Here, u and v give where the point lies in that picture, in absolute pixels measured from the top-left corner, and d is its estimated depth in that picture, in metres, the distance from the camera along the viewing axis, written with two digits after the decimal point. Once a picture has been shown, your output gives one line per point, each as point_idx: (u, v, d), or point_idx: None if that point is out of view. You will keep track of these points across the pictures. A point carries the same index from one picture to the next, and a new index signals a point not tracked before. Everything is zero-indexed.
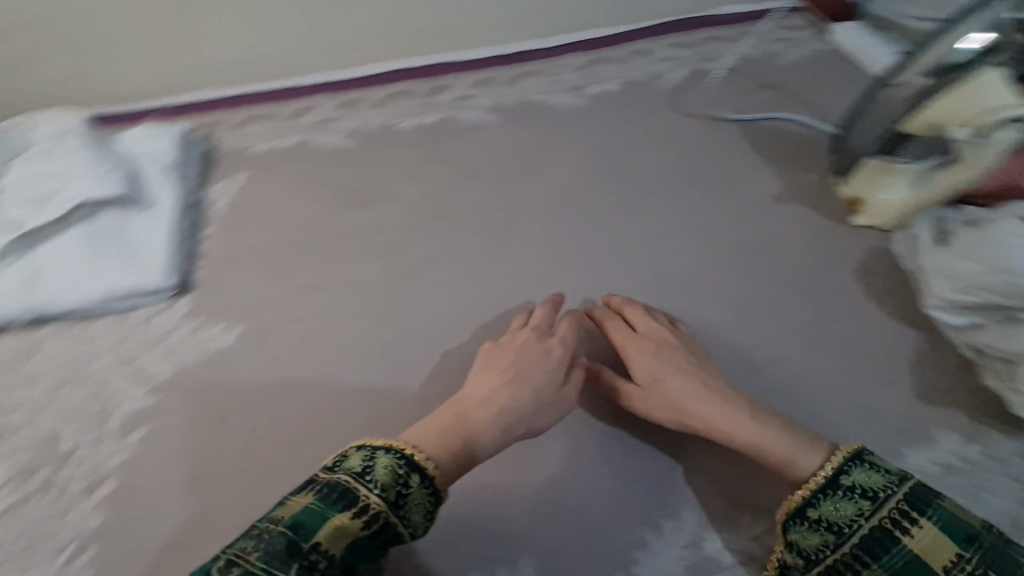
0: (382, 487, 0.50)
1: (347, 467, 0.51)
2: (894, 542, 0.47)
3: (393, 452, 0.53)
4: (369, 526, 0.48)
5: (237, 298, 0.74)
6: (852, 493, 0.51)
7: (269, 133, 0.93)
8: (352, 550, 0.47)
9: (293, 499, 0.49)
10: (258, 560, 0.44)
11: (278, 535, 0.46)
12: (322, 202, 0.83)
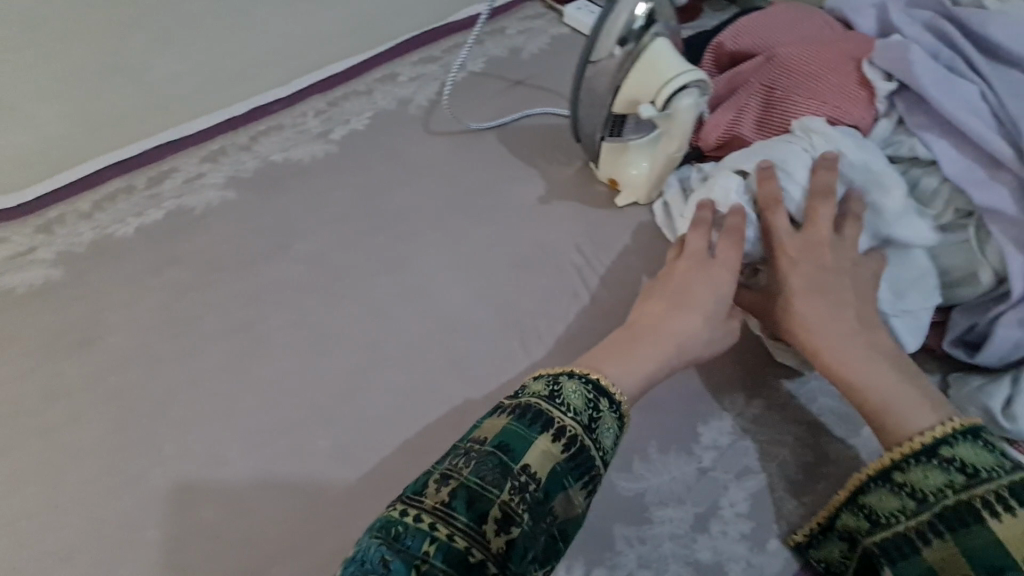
0: (574, 413, 0.51)
1: (532, 393, 0.52)
2: (970, 524, 0.46)
3: (574, 377, 0.54)
4: (563, 446, 0.49)
5: (140, 397, 0.68)
6: (950, 465, 0.48)
7: (132, 209, 0.86)
8: (555, 473, 0.48)
9: (489, 423, 0.50)
10: (470, 475, 0.46)
11: (488, 455, 0.47)
12: (210, 270, 0.79)
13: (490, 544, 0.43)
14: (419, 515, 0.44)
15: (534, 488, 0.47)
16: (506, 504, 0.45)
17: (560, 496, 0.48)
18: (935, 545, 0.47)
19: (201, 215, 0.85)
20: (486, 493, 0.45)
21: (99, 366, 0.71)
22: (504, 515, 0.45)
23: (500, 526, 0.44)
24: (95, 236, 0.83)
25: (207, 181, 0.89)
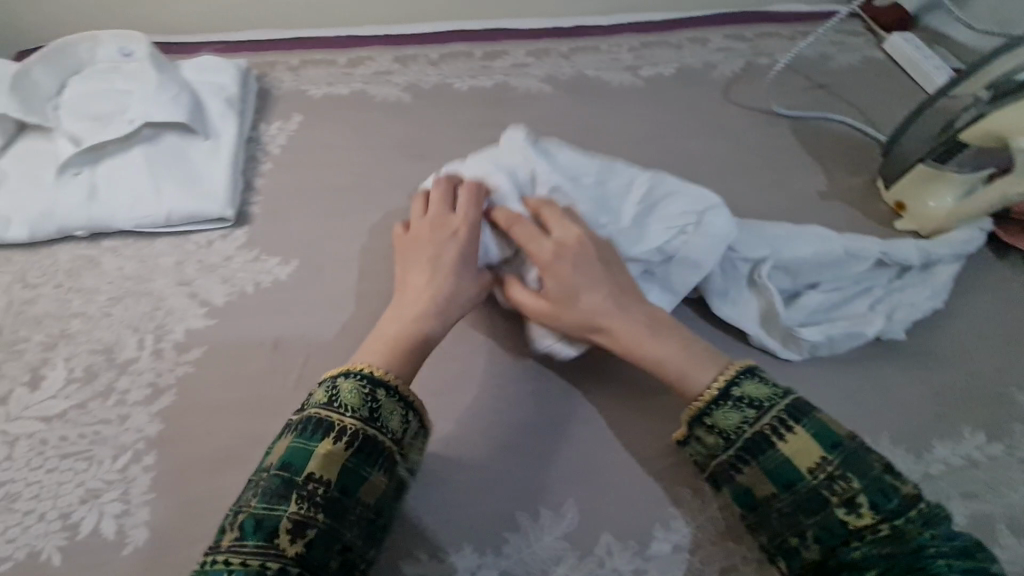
0: (353, 409, 0.49)
1: (313, 404, 0.50)
2: (804, 415, 0.48)
3: (351, 376, 0.51)
4: (346, 448, 0.47)
5: (289, 224, 0.77)
6: (740, 403, 0.50)
7: (327, 79, 0.96)
8: (348, 469, 0.47)
9: (276, 446, 0.48)
10: (258, 505, 0.45)
11: (272, 477, 0.46)
12: (377, 151, 0.87)
13: (286, 553, 0.42)
14: (244, 520, 0.44)
15: (323, 492, 0.45)
16: (297, 515, 0.44)
17: (361, 483, 0.47)
18: (746, 470, 0.49)
19: (381, 103, 0.93)
20: (273, 513, 0.44)
21: (272, 192, 0.80)
22: (297, 522, 0.44)
23: (296, 531, 0.44)
24: (292, 89, 0.93)
25: (394, 78, 0.97)
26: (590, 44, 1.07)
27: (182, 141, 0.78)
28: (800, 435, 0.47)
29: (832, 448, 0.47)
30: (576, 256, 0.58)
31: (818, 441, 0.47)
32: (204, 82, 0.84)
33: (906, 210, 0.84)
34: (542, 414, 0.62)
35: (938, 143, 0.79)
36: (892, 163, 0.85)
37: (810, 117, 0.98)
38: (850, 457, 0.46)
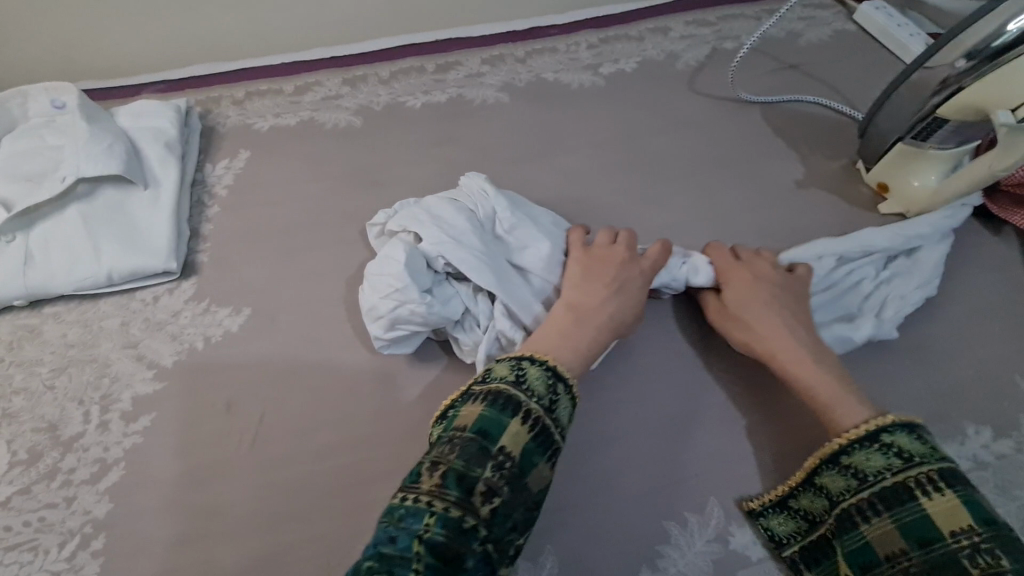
0: (539, 396, 0.51)
1: (500, 377, 0.51)
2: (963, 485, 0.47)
3: (536, 363, 0.53)
4: (531, 429, 0.49)
5: (239, 269, 0.73)
6: (888, 448, 0.48)
7: (273, 109, 0.92)
8: (528, 452, 0.48)
9: (464, 412, 0.50)
10: (457, 460, 0.45)
11: (467, 440, 0.47)
12: (328, 181, 0.83)
13: (480, 514, 0.43)
14: (445, 472, 0.45)
15: (511, 466, 0.46)
16: (490, 479, 0.45)
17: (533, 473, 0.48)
18: (875, 521, 0.46)
19: (331, 129, 0.90)
20: (473, 473, 0.45)
21: (221, 236, 0.76)
22: (489, 488, 0.45)
23: (486, 497, 0.44)
24: (238, 125, 0.90)
25: (344, 102, 0.93)
26: (547, 44, 1.03)
27: (119, 193, 0.74)
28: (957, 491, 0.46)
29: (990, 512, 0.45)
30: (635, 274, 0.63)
31: (971, 512, 0.43)
32: (140, 127, 0.80)
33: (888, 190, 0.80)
34: None
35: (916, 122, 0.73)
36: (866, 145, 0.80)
37: (782, 101, 0.93)
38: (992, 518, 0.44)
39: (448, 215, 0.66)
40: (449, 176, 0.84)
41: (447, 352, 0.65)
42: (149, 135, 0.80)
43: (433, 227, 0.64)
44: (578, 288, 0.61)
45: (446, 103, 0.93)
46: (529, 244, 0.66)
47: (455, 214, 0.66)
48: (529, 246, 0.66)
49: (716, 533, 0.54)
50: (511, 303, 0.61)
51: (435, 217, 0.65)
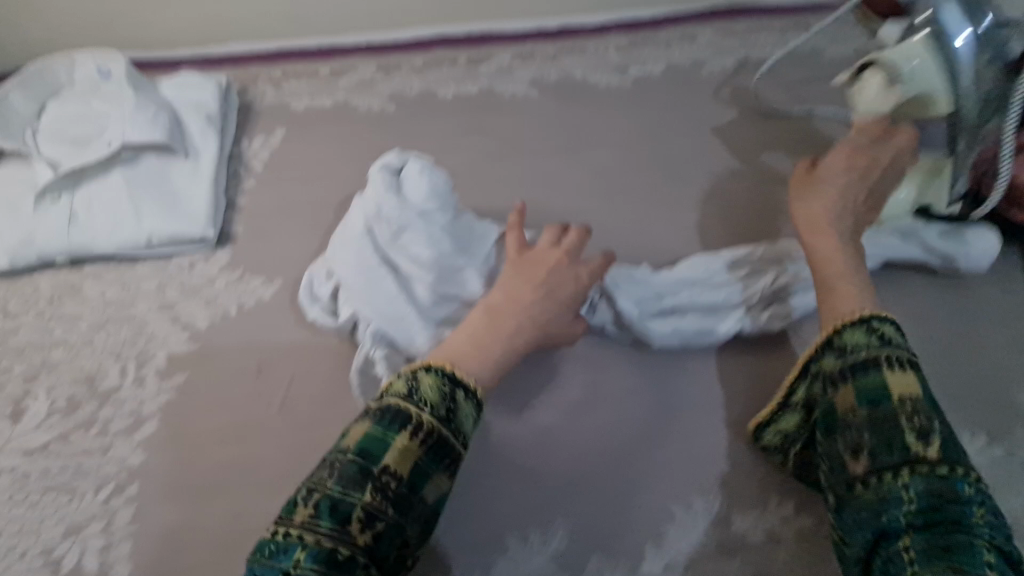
0: (432, 407, 0.50)
1: (393, 393, 0.51)
2: (869, 372, 0.49)
3: (432, 371, 0.52)
4: (422, 444, 0.48)
5: (272, 242, 0.76)
6: (853, 328, 0.52)
7: (310, 91, 0.95)
8: (419, 467, 0.48)
9: (354, 429, 0.49)
10: (334, 489, 0.46)
11: (349, 462, 0.47)
12: (359, 163, 0.85)
13: (356, 542, 0.44)
14: (320, 500, 0.46)
15: (396, 486, 0.47)
16: (368, 506, 0.46)
17: (426, 485, 0.49)
18: (830, 392, 0.51)
19: (365, 114, 0.92)
20: (348, 499, 0.46)
21: (255, 210, 0.79)
22: (365, 515, 0.45)
23: (366, 522, 0.45)
24: (275, 104, 0.92)
25: (378, 88, 0.96)
26: (577, 44, 1.05)
27: (161, 162, 0.76)
28: (849, 395, 0.49)
29: (920, 400, 0.48)
30: (561, 271, 0.60)
31: (861, 398, 0.49)
32: (184, 100, 0.83)
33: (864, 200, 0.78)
34: (528, 433, 0.61)
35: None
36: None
37: (794, 111, 0.96)
38: (888, 426, 0.47)
39: (351, 222, 0.66)
40: (477, 165, 0.86)
41: None
42: (191, 109, 0.82)
43: (337, 241, 0.66)
44: (506, 288, 0.58)
45: (477, 96, 0.96)
46: (420, 245, 0.62)
47: (353, 221, 0.65)
48: (418, 247, 0.62)
49: (719, 518, 0.56)
50: (394, 330, 0.60)
51: (342, 236, 0.66)
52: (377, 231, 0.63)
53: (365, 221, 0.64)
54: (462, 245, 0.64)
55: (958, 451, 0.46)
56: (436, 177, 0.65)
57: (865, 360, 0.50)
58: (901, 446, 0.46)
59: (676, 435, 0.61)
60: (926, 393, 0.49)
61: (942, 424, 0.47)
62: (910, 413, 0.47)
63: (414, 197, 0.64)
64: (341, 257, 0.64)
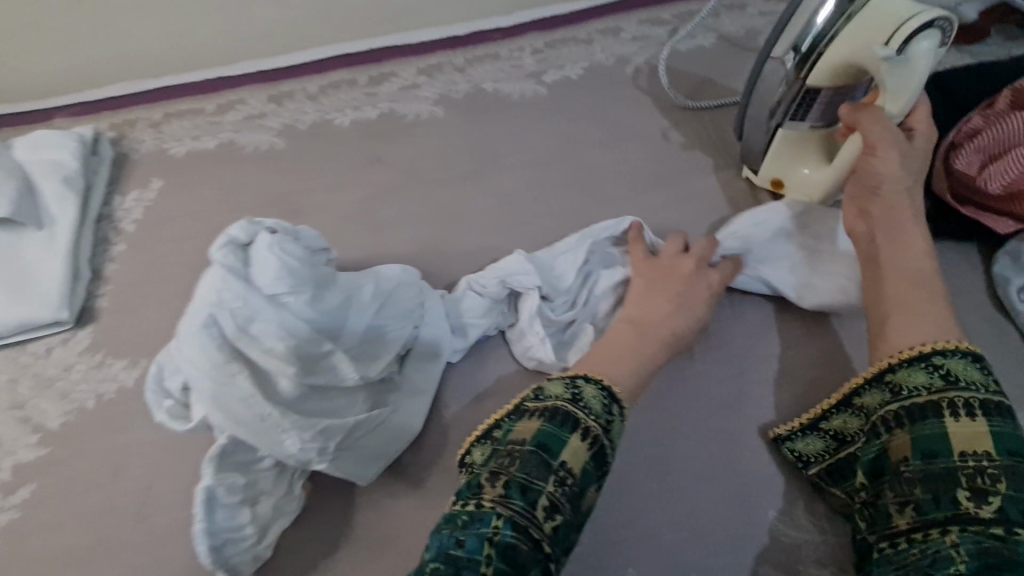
0: (597, 414, 0.46)
1: (554, 395, 0.47)
2: (928, 419, 0.44)
3: (591, 381, 0.49)
4: (591, 448, 0.45)
5: (142, 313, 0.68)
6: (934, 367, 0.46)
7: (192, 133, 0.86)
8: (588, 473, 0.44)
9: (522, 426, 0.46)
10: (520, 472, 0.42)
11: (530, 453, 0.43)
12: (243, 211, 0.77)
13: (542, 530, 0.41)
14: (506, 482, 0.42)
15: (573, 483, 0.43)
16: (552, 495, 0.42)
17: (591, 495, 0.45)
18: (896, 432, 0.46)
19: (252, 152, 0.84)
20: (536, 486, 0.42)
21: (125, 277, 0.71)
22: (551, 503, 0.42)
23: (548, 512, 0.41)
24: (153, 151, 0.84)
25: (268, 122, 0.87)
26: (488, 51, 0.96)
27: (9, 238, 0.69)
28: (907, 438, 0.45)
29: (992, 451, 0.42)
30: (682, 286, 0.59)
31: (941, 440, 0.43)
32: (37, 161, 0.74)
33: (784, 186, 0.74)
34: (417, 526, 0.53)
35: (792, 105, 0.66)
36: (748, 145, 0.73)
37: (711, 104, 0.87)
38: (943, 477, 0.42)
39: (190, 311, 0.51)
40: (374, 201, 0.78)
41: None
42: (45, 170, 0.74)
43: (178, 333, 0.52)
44: (646, 299, 0.58)
45: (377, 120, 0.87)
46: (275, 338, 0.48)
47: (191, 311, 0.51)
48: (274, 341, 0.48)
49: None
50: (254, 438, 0.48)
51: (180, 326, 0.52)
52: (216, 322, 0.49)
53: (202, 312, 0.49)
54: (332, 326, 0.53)
55: None
56: (288, 249, 0.51)
57: (921, 403, 0.46)
58: (953, 499, 0.41)
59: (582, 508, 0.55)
60: (1000, 440, 0.42)
61: (1019, 481, 0.40)
62: (972, 471, 0.41)
63: (263, 279, 0.50)
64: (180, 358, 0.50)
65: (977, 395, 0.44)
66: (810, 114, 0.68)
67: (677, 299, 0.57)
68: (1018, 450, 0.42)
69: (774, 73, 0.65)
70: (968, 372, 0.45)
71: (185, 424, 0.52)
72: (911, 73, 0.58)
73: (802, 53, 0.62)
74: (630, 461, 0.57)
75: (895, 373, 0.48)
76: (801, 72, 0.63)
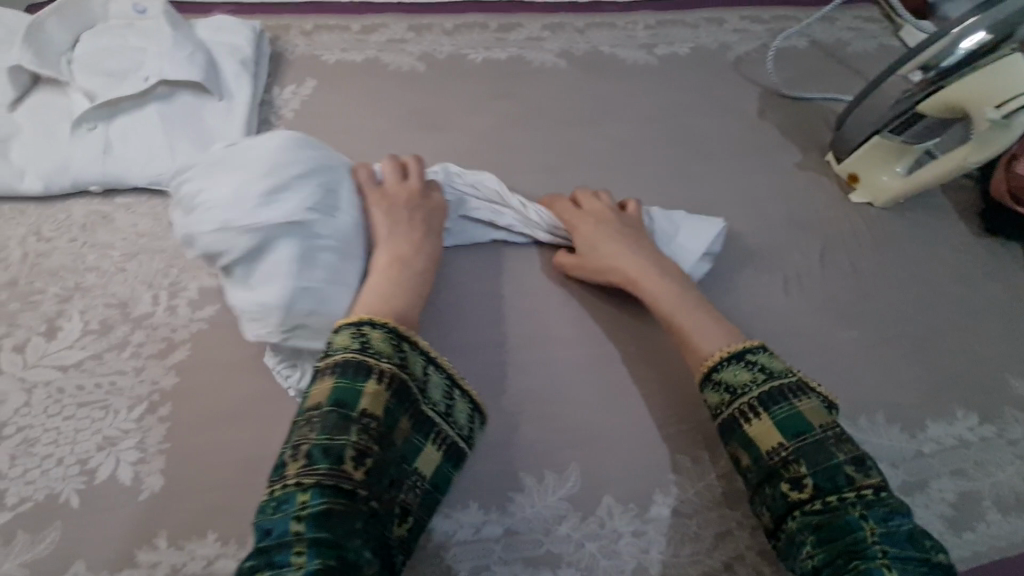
0: (387, 355, 0.50)
1: (341, 348, 0.50)
2: (735, 432, 0.53)
3: (378, 326, 0.52)
4: (387, 386, 0.49)
5: None
6: (719, 385, 0.55)
7: (341, 46, 0.95)
8: (391, 408, 0.49)
9: (314, 390, 0.48)
10: (318, 436, 0.46)
11: (326, 413, 0.47)
12: (389, 119, 0.86)
13: (354, 476, 0.45)
14: (308, 449, 0.45)
15: (375, 425, 0.47)
16: (357, 444, 0.46)
17: (399, 427, 0.49)
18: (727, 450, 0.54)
19: (396, 71, 0.93)
20: (336, 441, 0.45)
21: None
22: (357, 451, 0.46)
23: (357, 460, 0.45)
24: (306, 55, 0.93)
25: (408, 47, 0.97)
26: (607, 20, 1.06)
27: (195, 103, 0.77)
28: (734, 452, 0.53)
29: (784, 439, 0.50)
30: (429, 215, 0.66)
31: (748, 453, 0.52)
32: (218, 44, 0.84)
33: (859, 180, 0.85)
34: (548, 383, 0.62)
35: (896, 117, 0.78)
36: (844, 137, 0.85)
37: (814, 97, 0.97)
38: (769, 480, 0.50)
39: (221, 181, 0.57)
40: (504, 130, 0.88)
41: (506, 284, 0.69)
42: (225, 53, 0.83)
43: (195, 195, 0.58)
44: (393, 229, 0.63)
45: (506, 62, 0.97)
46: (323, 181, 0.61)
47: (234, 177, 0.57)
48: (326, 184, 0.61)
49: (725, 471, 0.59)
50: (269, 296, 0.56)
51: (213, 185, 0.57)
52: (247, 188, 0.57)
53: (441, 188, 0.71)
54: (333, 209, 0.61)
55: (834, 476, 0.47)
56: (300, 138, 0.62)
57: (727, 418, 0.53)
58: (782, 495, 0.49)
59: (688, 389, 0.63)
60: (785, 428, 0.50)
61: (811, 455, 0.48)
62: (780, 463, 0.49)
63: (265, 138, 0.61)
64: (229, 216, 0.56)
65: (753, 394, 0.53)
66: (912, 130, 0.78)
67: (417, 227, 0.64)
68: (801, 428, 0.50)
69: (898, 85, 0.78)
70: (739, 377, 0.54)
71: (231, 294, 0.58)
72: (1006, 137, 0.70)
73: (940, 71, 0.73)
74: None
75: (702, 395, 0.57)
76: (925, 87, 0.74)
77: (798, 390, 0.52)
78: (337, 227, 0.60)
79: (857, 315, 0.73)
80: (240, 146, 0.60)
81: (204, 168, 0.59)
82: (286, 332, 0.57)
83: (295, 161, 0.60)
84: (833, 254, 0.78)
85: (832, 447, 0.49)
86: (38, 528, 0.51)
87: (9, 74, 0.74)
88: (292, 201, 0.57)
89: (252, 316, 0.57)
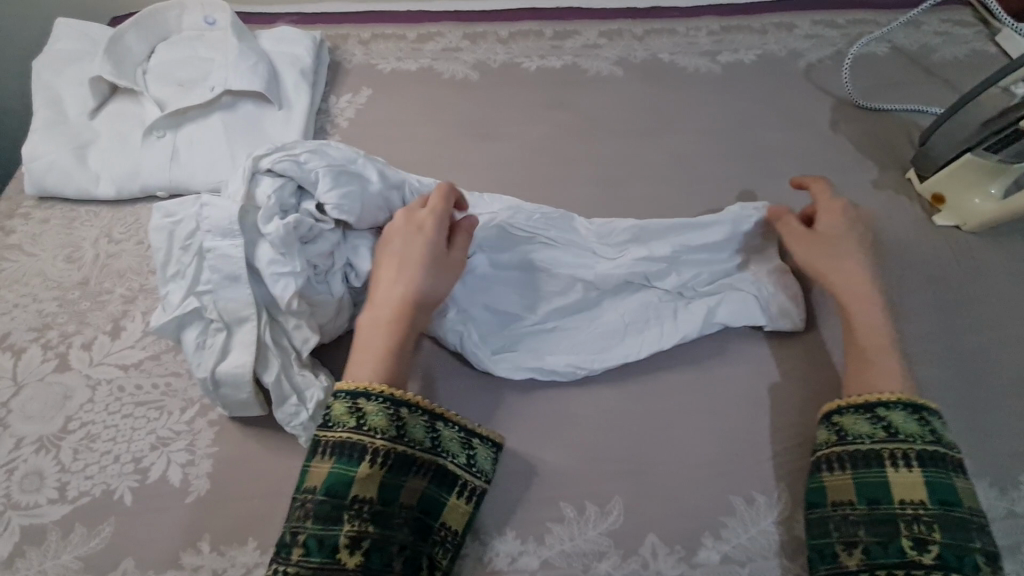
0: (381, 432, 0.52)
1: (339, 426, 0.52)
2: (871, 467, 0.52)
3: (373, 398, 0.53)
4: (383, 465, 0.51)
5: None
6: (879, 421, 0.54)
7: (396, 55, 0.96)
8: (388, 484, 0.51)
9: (315, 470, 0.51)
10: (314, 526, 0.49)
11: (320, 501, 0.50)
12: (441, 128, 0.86)
13: (349, 563, 0.48)
14: (306, 538, 0.49)
15: (370, 507, 0.50)
16: (351, 530, 0.49)
17: (403, 493, 0.51)
18: (836, 474, 0.53)
19: (448, 79, 0.93)
20: (331, 532, 0.49)
21: None
22: (352, 536, 0.49)
23: (351, 544, 0.49)
24: (363, 64, 0.94)
25: (462, 55, 0.96)
26: (666, 26, 1.02)
27: (256, 113, 0.80)
28: (847, 480, 0.52)
29: (927, 501, 0.50)
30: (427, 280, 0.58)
31: (864, 491, 0.51)
32: (284, 54, 0.86)
33: (944, 203, 0.77)
34: (593, 409, 0.60)
35: (993, 133, 0.70)
36: (926, 153, 0.78)
37: (894, 108, 0.90)
38: (885, 525, 0.50)
39: (202, 269, 0.57)
40: (557, 139, 0.86)
41: None
42: (289, 63, 0.85)
43: (188, 219, 0.57)
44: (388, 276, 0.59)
45: (560, 71, 0.95)
46: (330, 192, 0.58)
47: (210, 260, 0.56)
48: (322, 197, 0.58)
49: (783, 518, 0.55)
50: (234, 328, 0.57)
51: (200, 215, 0.56)
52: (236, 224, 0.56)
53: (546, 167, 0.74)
54: (310, 240, 0.58)
55: (965, 561, 0.48)
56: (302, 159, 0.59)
57: (863, 452, 0.53)
58: (899, 549, 0.49)
59: (744, 424, 0.59)
60: (933, 491, 0.50)
61: (950, 530, 0.49)
62: (910, 517, 0.50)
63: (225, 207, 0.56)
64: (219, 300, 0.56)
65: (915, 447, 0.52)
66: (1009, 149, 0.70)
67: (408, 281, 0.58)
68: (948, 499, 0.50)
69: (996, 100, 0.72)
70: (905, 425, 0.53)
71: (211, 374, 0.56)
72: None
73: None
74: (791, 393, 0.61)
75: (843, 417, 0.55)
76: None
77: (960, 469, 0.52)
78: (331, 247, 0.59)
79: (939, 351, 0.66)
80: (204, 217, 0.56)
81: (181, 254, 0.57)
82: (286, 373, 0.57)
83: (276, 190, 0.58)
84: (913, 282, 0.71)
85: (974, 532, 0.49)
86: (94, 522, 0.54)
87: (91, 85, 0.78)
88: (271, 231, 0.55)
89: (246, 393, 0.56)
